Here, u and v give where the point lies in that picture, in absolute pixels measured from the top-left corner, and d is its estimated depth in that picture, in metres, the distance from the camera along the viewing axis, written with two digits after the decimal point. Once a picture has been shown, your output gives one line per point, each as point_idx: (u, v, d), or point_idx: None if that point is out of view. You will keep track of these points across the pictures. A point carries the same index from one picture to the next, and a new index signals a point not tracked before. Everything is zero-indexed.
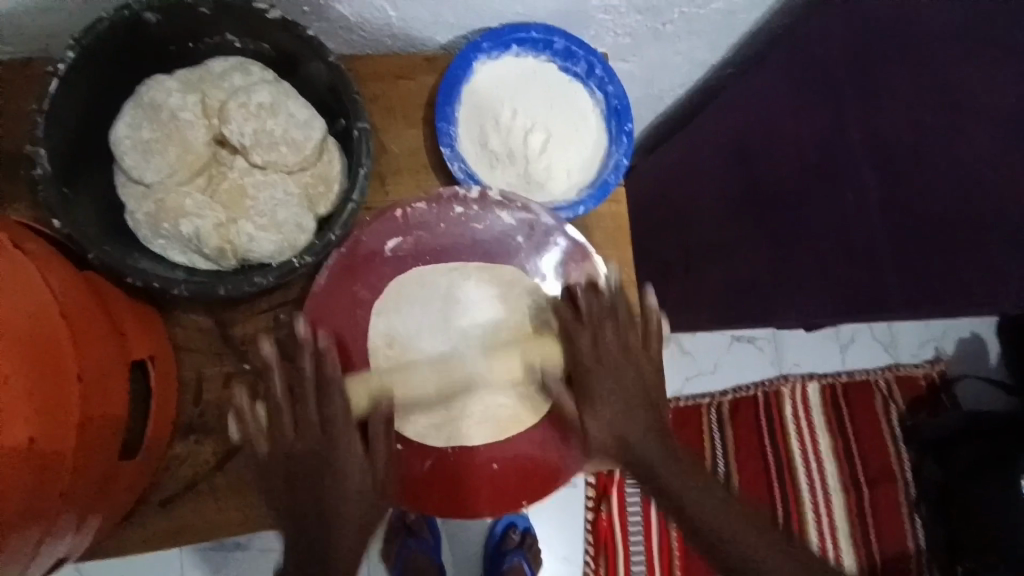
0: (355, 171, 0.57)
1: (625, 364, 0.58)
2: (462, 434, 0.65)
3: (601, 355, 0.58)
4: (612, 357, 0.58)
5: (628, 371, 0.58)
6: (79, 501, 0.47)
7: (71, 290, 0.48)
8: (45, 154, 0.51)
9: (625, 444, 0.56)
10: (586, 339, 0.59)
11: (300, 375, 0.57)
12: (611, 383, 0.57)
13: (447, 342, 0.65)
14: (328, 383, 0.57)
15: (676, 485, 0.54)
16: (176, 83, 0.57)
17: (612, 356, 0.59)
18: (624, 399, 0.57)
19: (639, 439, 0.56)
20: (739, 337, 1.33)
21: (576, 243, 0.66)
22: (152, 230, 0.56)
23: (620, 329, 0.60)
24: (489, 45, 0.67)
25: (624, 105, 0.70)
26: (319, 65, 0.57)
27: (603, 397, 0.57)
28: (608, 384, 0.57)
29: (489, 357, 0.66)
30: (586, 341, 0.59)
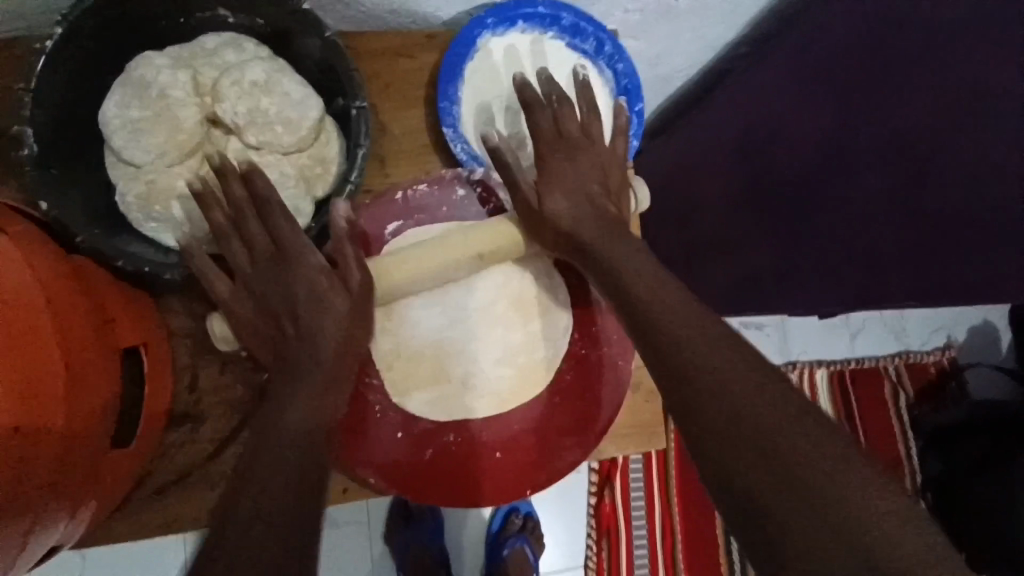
0: (353, 153, 0.56)
1: (580, 153, 0.57)
2: (466, 407, 0.65)
3: (566, 133, 0.57)
4: (574, 142, 0.57)
5: (585, 176, 0.56)
6: (70, 491, 0.46)
7: (59, 277, 0.46)
8: (32, 135, 0.49)
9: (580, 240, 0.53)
10: (551, 130, 0.57)
11: (261, 246, 0.53)
12: (571, 170, 0.56)
13: (445, 315, 0.65)
14: (284, 241, 0.52)
15: (645, 301, 0.48)
16: (165, 59, 0.54)
17: (573, 141, 0.57)
18: (583, 188, 0.56)
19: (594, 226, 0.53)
20: (746, 324, 1.30)
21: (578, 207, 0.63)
22: (143, 213, 0.54)
23: (583, 131, 0.58)
24: (494, 20, 0.64)
25: (635, 84, 0.68)
26: (316, 42, 0.54)
27: (565, 204, 0.55)
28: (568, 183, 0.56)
29: (486, 326, 0.66)
30: (547, 121, 0.57)
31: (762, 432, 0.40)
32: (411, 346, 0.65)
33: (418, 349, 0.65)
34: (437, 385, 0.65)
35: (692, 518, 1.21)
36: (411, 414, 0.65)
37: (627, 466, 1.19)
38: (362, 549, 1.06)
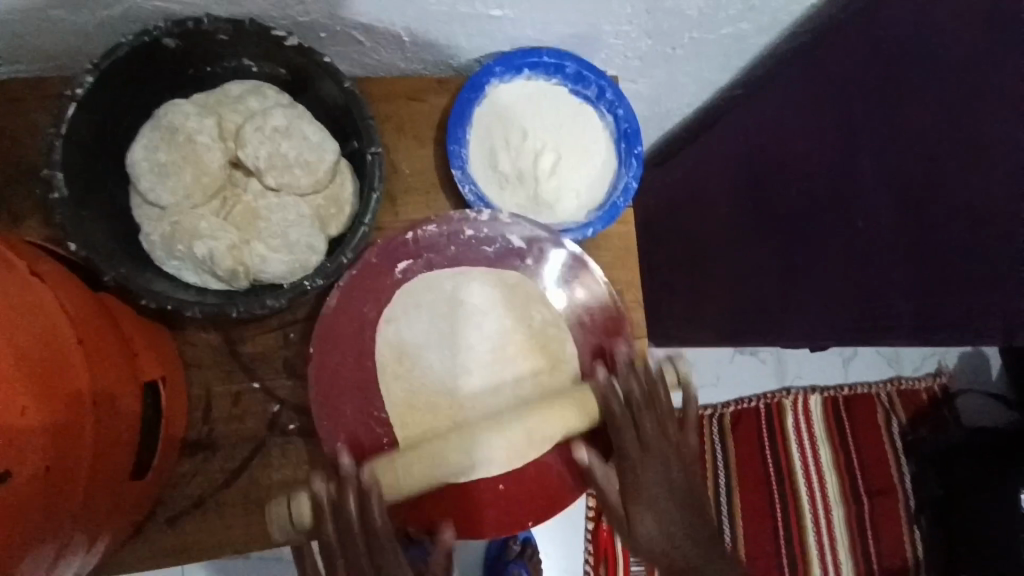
0: (367, 196, 0.58)
1: (665, 449, 0.60)
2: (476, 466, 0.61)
3: (654, 475, 0.60)
4: (656, 447, 0.60)
5: (667, 470, 0.60)
6: (90, 521, 0.48)
7: (86, 315, 0.49)
8: (62, 178, 0.52)
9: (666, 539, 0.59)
10: (628, 405, 0.60)
11: (346, 525, 0.55)
12: (647, 479, 0.60)
13: (452, 361, 0.64)
14: (374, 530, 0.55)
15: (661, 531, 0.59)
16: (192, 106, 0.58)
17: (653, 446, 0.60)
18: (663, 475, 0.60)
19: (663, 493, 0.60)
20: (742, 350, 1.33)
21: (572, 254, 0.67)
22: (166, 251, 0.57)
23: (650, 387, 0.62)
24: (501, 68, 0.67)
25: (634, 129, 0.70)
26: (333, 87, 0.57)
27: (650, 485, 0.59)
28: (654, 472, 0.60)
29: (494, 375, 0.64)
30: (632, 428, 0.60)
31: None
32: (420, 394, 0.63)
33: (429, 410, 0.62)
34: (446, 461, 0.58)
35: None
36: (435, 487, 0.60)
37: None
38: None
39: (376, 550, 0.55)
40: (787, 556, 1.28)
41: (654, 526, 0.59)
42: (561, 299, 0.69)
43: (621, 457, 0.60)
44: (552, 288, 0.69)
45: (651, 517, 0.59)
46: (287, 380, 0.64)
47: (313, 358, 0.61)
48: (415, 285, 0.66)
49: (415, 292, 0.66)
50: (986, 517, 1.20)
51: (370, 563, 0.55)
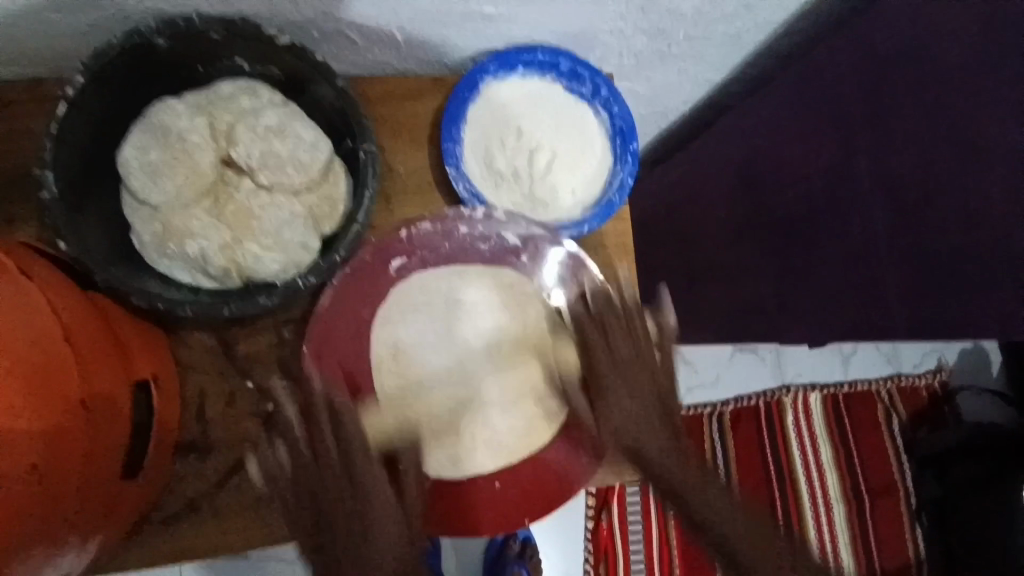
0: (361, 194, 0.58)
1: (642, 351, 0.60)
2: (473, 461, 0.65)
3: (630, 380, 0.59)
4: (622, 361, 0.59)
5: (648, 373, 0.60)
6: (83, 524, 0.47)
7: (79, 317, 0.48)
8: (52, 178, 0.51)
9: (638, 454, 0.57)
10: (598, 338, 0.60)
11: (324, 449, 0.57)
12: (625, 370, 0.59)
13: (450, 358, 0.67)
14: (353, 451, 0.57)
15: (645, 447, 0.57)
16: (183, 105, 0.57)
17: (619, 338, 0.60)
18: (640, 407, 0.58)
19: (641, 411, 0.58)
20: (741, 348, 1.32)
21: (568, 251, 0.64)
22: (158, 250, 0.56)
23: (625, 303, 0.62)
24: (495, 66, 0.67)
25: (629, 126, 0.70)
26: (327, 87, 0.57)
27: (619, 400, 0.58)
28: (624, 401, 0.58)
29: (489, 369, 0.68)
30: (603, 350, 0.60)
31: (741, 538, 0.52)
32: (418, 392, 0.65)
33: (426, 403, 0.65)
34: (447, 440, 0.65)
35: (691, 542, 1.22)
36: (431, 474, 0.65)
37: (624, 489, 1.20)
38: None
39: (352, 467, 0.57)
40: None
41: (622, 424, 0.58)
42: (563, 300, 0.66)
43: (596, 373, 0.60)
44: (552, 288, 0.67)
45: (649, 444, 0.57)
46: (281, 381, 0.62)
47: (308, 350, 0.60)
48: (408, 285, 0.67)
49: (411, 289, 0.67)
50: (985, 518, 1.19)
51: (352, 504, 0.55)
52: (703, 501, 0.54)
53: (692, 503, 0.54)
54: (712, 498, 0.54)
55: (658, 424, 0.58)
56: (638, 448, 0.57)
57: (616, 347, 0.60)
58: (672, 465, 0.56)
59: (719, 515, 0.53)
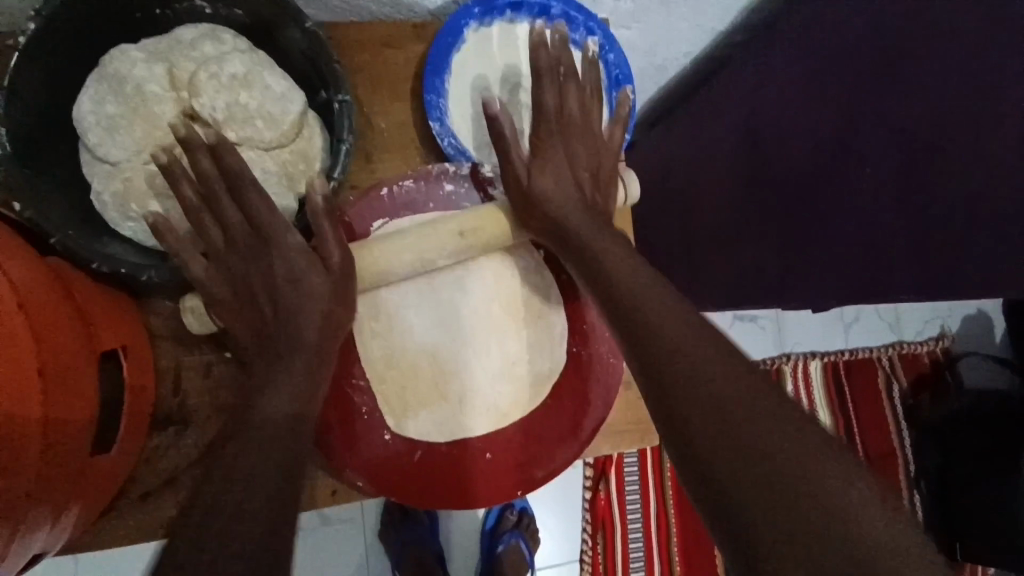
0: (337, 147, 0.55)
1: (575, 148, 0.57)
2: (464, 426, 0.63)
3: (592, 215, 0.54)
4: (573, 141, 0.57)
5: (591, 214, 0.55)
6: (51, 498, 0.45)
7: (36, 284, 0.45)
8: (5, 136, 0.47)
9: (612, 294, 0.49)
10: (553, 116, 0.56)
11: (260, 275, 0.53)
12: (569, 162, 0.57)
13: (442, 328, 0.63)
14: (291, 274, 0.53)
15: (617, 288, 0.49)
16: (141, 53, 0.53)
17: (570, 141, 0.57)
18: (597, 232, 0.53)
19: (578, 208, 0.55)
20: (741, 316, 1.29)
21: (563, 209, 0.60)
22: (120, 213, 0.53)
23: (580, 110, 0.57)
24: (480, 9, 0.63)
25: (625, 74, 0.67)
26: (297, 33, 0.52)
27: (557, 187, 0.55)
28: (560, 176, 0.56)
29: (484, 336, 0.64)
30: (554, 110, 0.56)
31: (721, 413, 0.41)
32: (404, 353, 0.63)
33: (414, 367, 0.63)
34: (432, 406, 0.63)
35: (687, 510, 1.22)
36: (414, 438, 0.63)
37: (622, 458, 1.19)
38: (357, 546, 1.05)
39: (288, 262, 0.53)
40: None
41: (557, 197, 0.55)
42: None
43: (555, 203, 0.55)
44: None
45: (601, 255, 0.51)
46: None
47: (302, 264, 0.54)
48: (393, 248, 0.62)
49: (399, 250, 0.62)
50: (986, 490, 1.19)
51: (282, 279, 0.53)
52: (682, 371, 0.43)
53: (670, 361, 0.43)
54: (715, 364, 0.43)
55: (623, 264, 0.50)
56: (586, 255, 0.52)
57: (562, 151, 0.57)
58: (632, 300, 0.48)
59: (697, 383, 0.42)
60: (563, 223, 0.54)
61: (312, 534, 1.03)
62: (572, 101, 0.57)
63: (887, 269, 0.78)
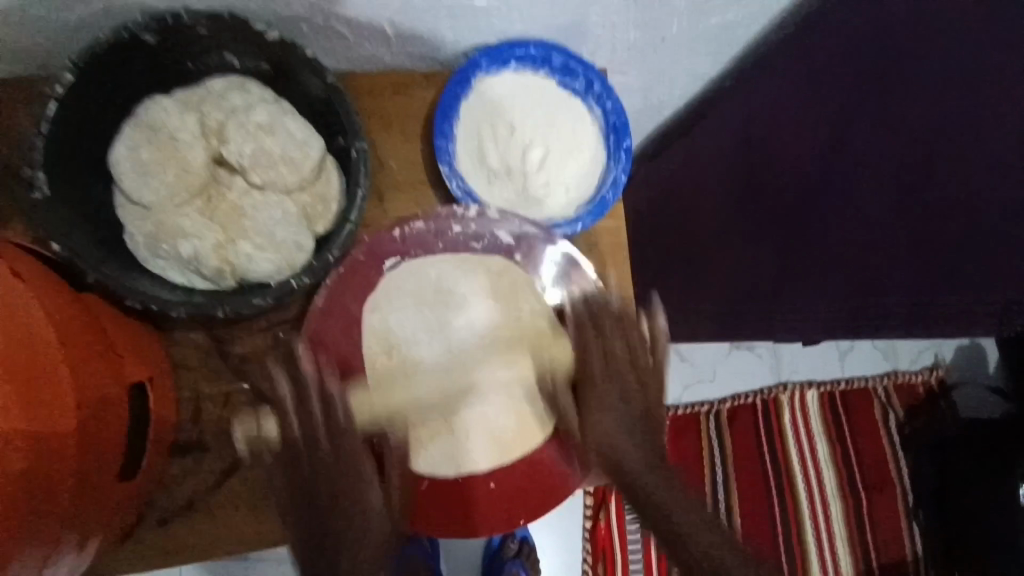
0: (353, 192, 0.58)
1: (623, 349, 0.61)
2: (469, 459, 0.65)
3: (624, 391, 0.59)
4: (616, 367, 0.60)
5: (626, 391, 0.59)
6: (77, 522, 0.48)
7: (71, 319, 0.48)
8: (44, 177, 0.51)
9: (631, 473, 0.55)
10: (592, 332, 0.62)
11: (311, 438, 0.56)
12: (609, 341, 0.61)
13: (449, 358, 0.66)
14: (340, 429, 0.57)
15: (638, 475, 0.54)
16: (174, 103, 0.58)
17: (615, 361, 0.60)
18: (629, 418, 0.57)
19: (623, 410, 0.58)
20: (737, 345, 1.33)
21: (566, 254, 0.66)
22: (151, 251, 0.56)
23: (620, 314, 0.62)
24: (488, 61, 0.67)
25: (623, 121, 0.70)
26: (317, 81, 0.57)
27: (604, 417, 0.58)
28: (611, 392, 0.59)
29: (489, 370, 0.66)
30: (598, 352, 0.61)
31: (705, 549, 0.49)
32: (411, 382, 0.65)
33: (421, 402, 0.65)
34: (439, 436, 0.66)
35: None
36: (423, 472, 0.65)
37: None
38: None
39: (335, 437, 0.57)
40: (786, 549, 1.27)
41: (611, 439, 0.57)
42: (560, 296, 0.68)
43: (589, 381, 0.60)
44: (548, 287, 0.68)
45: (622, 444, 0.56)
46: None
47: (316, 303, 0.62)
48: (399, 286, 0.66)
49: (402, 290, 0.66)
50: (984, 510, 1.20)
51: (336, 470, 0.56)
52: (672, 504, 0.52)
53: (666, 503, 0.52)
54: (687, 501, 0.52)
55: (636, 442, 0.56)
56: (606, 435, 0.57)
57: (607, 344, 0.61)
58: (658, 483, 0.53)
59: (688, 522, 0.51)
60: (596, 412, 0.58)
61: None
62: (607, 310, 0.63)
63: (877, 306, 0.81)
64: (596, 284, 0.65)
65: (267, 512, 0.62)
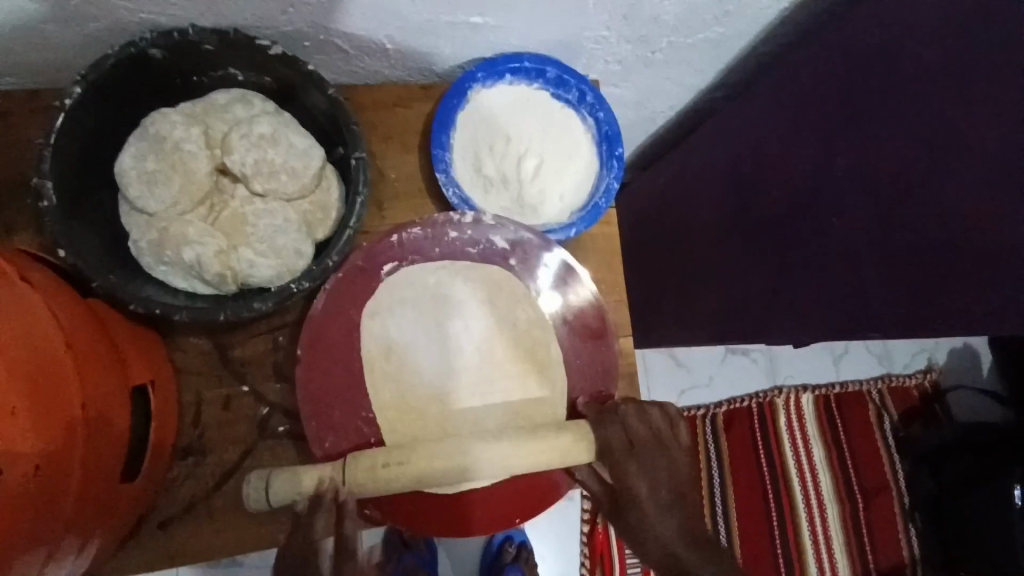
0: (353, 199, 0.59)
1: (644, 448, 0.62)
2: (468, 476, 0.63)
3: (659, 491, 0.60)
4: (643, 452, 0.61)
5: (658, 475, 0.61)
6: (79, 526, 0.48)
7: (77, 323, 0.49)
8: (51, 186, 0.52)
9: (676, 560, 0.59)
10: (621, 445, 0.60)
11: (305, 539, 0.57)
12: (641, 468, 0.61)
13: (446, 364, 0.66)
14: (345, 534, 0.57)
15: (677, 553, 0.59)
16: (179, 115, 0.59)
17: (636, 446, 0.61)
18: (661, 507, 0.60)
19: (652, 505, 0.60)
20: (733, 350, 1.35)
21: (561, 261, 0.68)
22: (155, 257, 0.57)
23: (634, 403, 0.63)
24: (483, 74, 0.68)
25: (615, 131, 0.72)
26: (319, 96, 0.59)
27: (638, 494, 0.60)
28: (641, 477, 0.60)
29: (487, 380, 0.66)
30: (620, 431, 0.61)
31: None
32: (408, 388, 0.65)
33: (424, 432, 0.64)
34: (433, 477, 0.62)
35: None
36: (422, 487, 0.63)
37: None
38: None
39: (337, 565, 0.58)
40: (783, 553, 1.28)
41: (650, 520, 0.60)
42: (556, 303, 0.70)
43: (627, 497, 0.60)
44: (546, 291, 0.70)
45: (660, 525, 0.59)
46: (277, 384, 0.65)
47: (314, 309, 0.62)
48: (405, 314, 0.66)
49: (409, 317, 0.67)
50: (985, 518, 1.20)
51: None
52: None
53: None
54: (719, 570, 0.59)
55: (670, 521, 0.59)
56: (649, 533, 0.60)
57: (630, 430, 0.61)
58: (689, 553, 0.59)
59: None
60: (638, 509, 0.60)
61: None
62: (633, 411, 0.63)
63: None
64: (593, 294, 0.68)
65: (267, 514, 0.63)
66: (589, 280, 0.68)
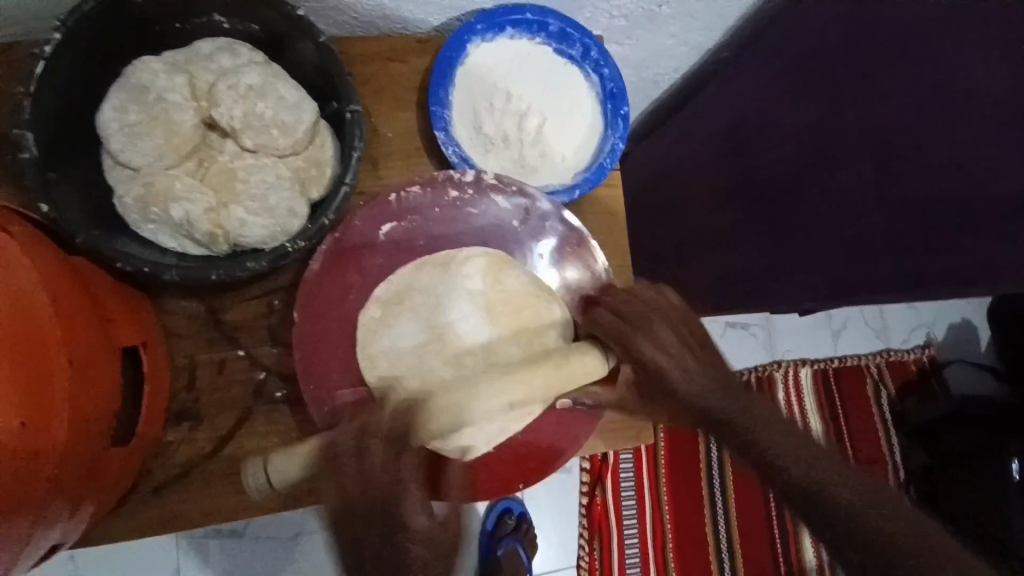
0: (347, 155, 0.56)
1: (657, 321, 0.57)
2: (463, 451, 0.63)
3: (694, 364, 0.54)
4: (669, 345, 0.55)
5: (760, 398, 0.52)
6: (71, 489, 0.47)
7: (60, 278, 0.47)
8: (31, 137, 0.50)
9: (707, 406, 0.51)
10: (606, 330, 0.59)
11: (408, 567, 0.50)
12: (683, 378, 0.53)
13: (424, 344, 0.62)
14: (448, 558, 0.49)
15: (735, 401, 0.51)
16: (162, 64, 0.56)
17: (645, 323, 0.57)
18: (692, 365, 0.54)
19: (681, 367, 0.54)
20: (732, 324, 1.33)
21: (575, 230, 0.68)
22: (141, 214, 0.55)
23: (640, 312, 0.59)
24: (483, 26, 0.66)
25: (620, 88, 0.70)
26: (310, 46, 0.56)
27: (663, 354, 0.55)
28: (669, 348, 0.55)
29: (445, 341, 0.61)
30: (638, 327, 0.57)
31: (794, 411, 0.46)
32: (397, 364, 0.61)
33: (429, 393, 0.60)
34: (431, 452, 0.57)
35: (683, 519, 1.25)
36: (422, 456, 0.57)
37: (617, 464, 1.22)
38: None
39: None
40: (777, 525, 1.27)
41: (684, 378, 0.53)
42: (555, 277, 0.70)
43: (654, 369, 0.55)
44: (545, 270, 0.70)
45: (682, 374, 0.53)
46: (272, 348, 0.64)
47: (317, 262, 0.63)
48: (395, 284, 0.66)
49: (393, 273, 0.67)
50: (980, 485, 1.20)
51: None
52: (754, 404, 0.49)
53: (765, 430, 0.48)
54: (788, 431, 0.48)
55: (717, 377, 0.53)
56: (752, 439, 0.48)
57: (651, 331, 0.56)
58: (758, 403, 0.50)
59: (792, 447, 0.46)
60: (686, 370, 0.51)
61: (311, 535, 1.05)
62: (646, 330, 0.57)
63: None
64: (605, 270, 0.68)
65: None
66: (602, 255, 0.68)
